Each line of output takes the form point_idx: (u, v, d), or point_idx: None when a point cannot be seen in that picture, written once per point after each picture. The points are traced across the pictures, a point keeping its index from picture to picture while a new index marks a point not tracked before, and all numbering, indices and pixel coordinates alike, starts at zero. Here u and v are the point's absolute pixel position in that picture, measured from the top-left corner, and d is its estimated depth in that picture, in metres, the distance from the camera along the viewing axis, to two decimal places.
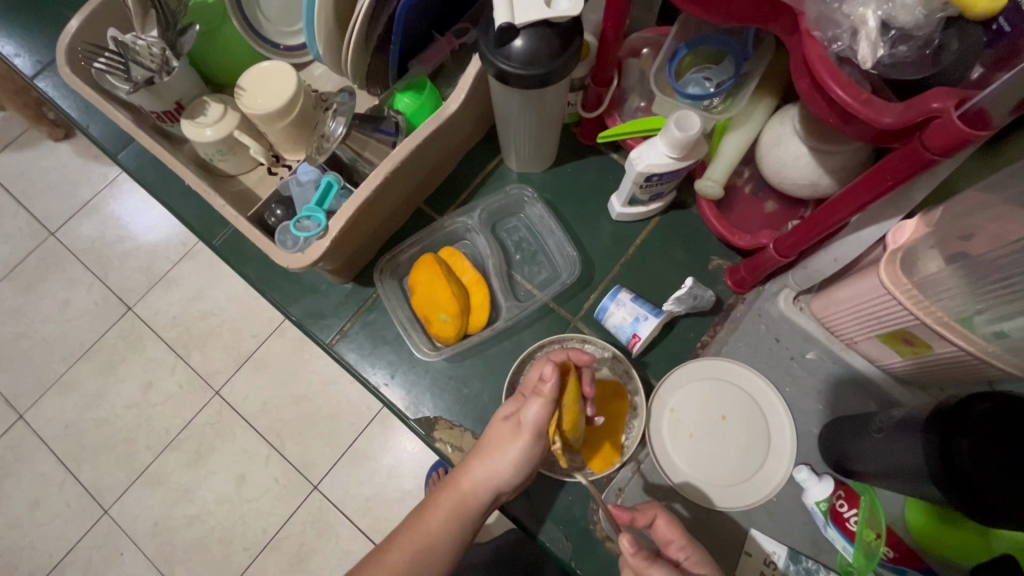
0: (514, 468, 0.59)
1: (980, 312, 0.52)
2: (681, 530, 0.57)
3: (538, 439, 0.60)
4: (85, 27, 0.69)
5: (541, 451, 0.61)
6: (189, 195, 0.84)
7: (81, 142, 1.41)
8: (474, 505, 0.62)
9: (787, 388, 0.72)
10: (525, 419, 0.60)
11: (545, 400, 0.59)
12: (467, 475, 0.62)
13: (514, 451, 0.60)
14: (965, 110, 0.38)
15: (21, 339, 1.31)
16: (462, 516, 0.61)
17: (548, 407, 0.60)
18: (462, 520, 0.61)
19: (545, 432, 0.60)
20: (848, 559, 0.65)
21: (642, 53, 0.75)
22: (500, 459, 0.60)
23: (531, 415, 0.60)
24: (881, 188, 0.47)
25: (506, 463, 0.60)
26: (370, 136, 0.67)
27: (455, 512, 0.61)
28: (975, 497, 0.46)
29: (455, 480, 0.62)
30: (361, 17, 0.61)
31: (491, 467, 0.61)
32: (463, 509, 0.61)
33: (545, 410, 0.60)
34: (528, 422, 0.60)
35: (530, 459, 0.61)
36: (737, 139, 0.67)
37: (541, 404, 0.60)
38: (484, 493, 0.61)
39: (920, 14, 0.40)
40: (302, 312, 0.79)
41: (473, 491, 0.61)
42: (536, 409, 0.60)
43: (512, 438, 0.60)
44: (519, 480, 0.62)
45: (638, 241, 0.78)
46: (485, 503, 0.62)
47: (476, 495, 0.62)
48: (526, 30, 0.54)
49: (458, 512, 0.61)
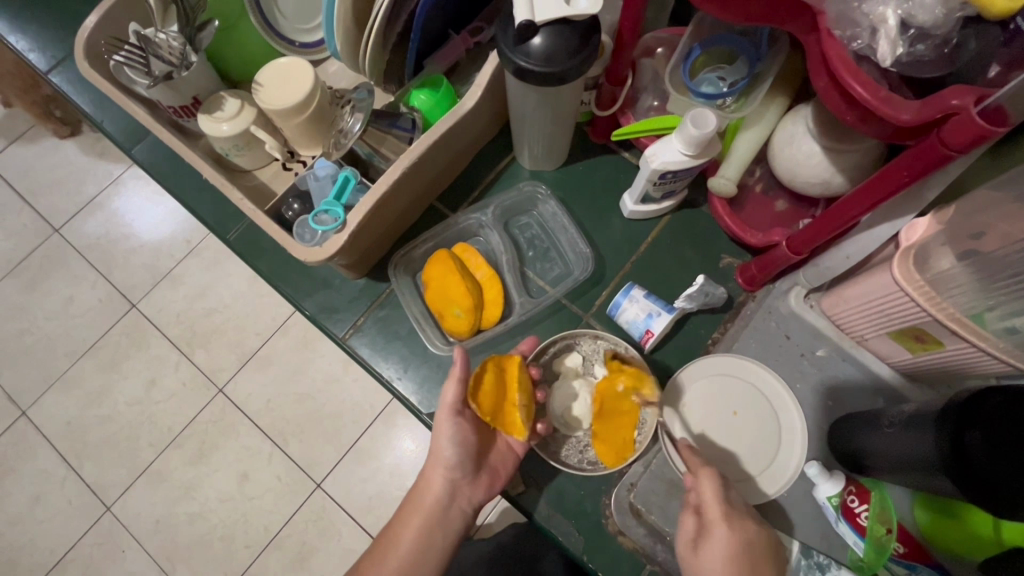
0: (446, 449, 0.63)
1: (991, 309, 0.53)
2: (721, 508, 0.58)
3: (463, 418, 0.65)
4: (104, 22, 0.69)
5: (473, 427, 0.65)
6: (202, 190, 0.84)
7: (87, 140, 1.42)
8: (435, 507, 0.64)
9: (797, 385, 0.73)
10: (445, 403, 0.64)
11: (454, 376, 0.63)
12: (425, 477, 0.66)
13: (444, 436, 0.64)
14: (982, 107, 0.39)
15: (24, 335, 1.31)
16: (427, 519, 0.63)
17: (460, 383, 0.63)
18: (427, 524, 0.63)
19: (462, 408, 0.64)
20: (860, 555, 0.64)
21: (655, 53, 0.76)
22: (439, 448, 0.64)
23: (448, 394, 0.64)
24: (897, 185, 0.48)
25: (444, 450, 0.64)
26: (387, 132, 0.69)
27: (421, 518, 0.63)
28: (989, 486, 0.46)
29: (418, 488, 0.66)
30: (381, 13, 0.61)
31: (436, 460, 0.65)
32: (428, 513, 0.64)
33: (459, 386, 0.63)
34: (446, 402, 0.64)
35: (466, 438, 0.64)
36: (749, 138, 0.68)
37: (456, 383, 0.63)
38: (441, 488, 0.64)
39: (938, 14, 0.41)
40: (316, 306, 0.79)
41: (432, 491, 0.64)
42: (451, 388, 0.64)
43: (440, 423, 0.64)
44: (467, 468, 0.65)
45: (649, 239, 0.79)
46: (445, 501, 0.64)
47: (433, 494, 0.64)
48: (546, 28, 0.55)
49: (423, 517, 0.63)
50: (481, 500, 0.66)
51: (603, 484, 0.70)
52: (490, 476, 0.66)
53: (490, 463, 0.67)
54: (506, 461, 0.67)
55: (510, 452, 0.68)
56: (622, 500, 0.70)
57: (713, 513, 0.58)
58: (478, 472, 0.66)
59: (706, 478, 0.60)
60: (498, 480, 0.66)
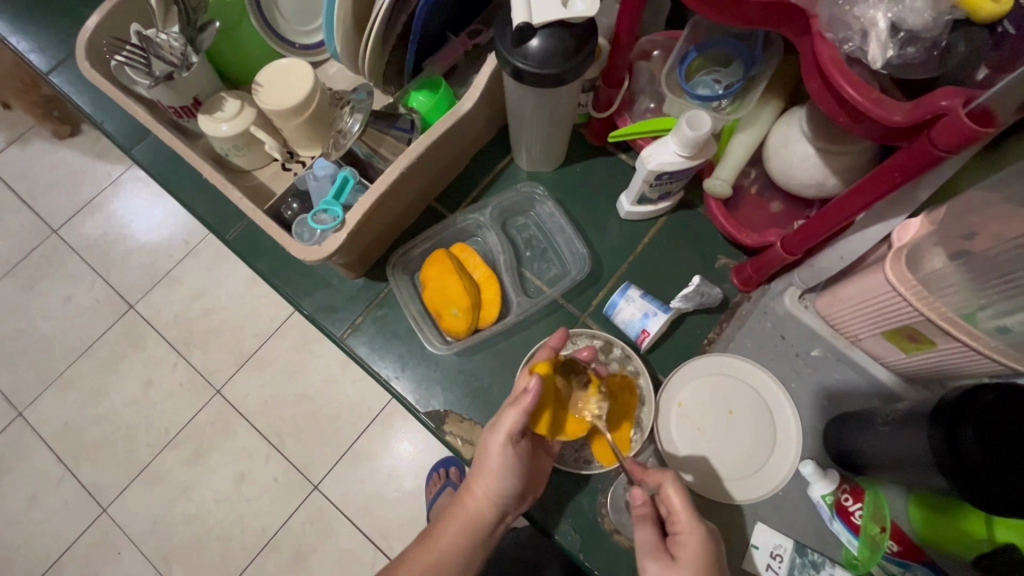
0: (500, 480, 0.60)
1: (983, 308, 0.54)
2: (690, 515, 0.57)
3: (519, 446, 0.61)
4: (106, 22, 0.70)
5: (525, 451, 0.62)
6: (202, 190, 0.85)
7: (85, 141, 1.42)
8: (479, 525, 0.63)
9: (792, 384, 0.74)
10: (502, 429, 0.60)
11: (522, 410, 0.59)
12: (468, 496, 0.63)
13: (497, 462, 0.61)
14: (971, 109, 0.39)
15: (21, 336, 1.31)
16: (470, 536, 0.63)
17: (523, 417, 0.59)
18: (470, 540, 0.63)
19: (519, 436, 0.61)
20: (853, 552, 0.66)
21: (652, 56, 0.77)
22: (490, 474, 0.61)
23: (511, 429, 0.60)
24: (888, 185, 0.49)
25: (496, 477, 0.61)
26: (386, 133, 0.71)
27: (463, 533, 0.62)
28: (981, 484, 0.47)
29: (458, 504, 0.63)
30: (382, 15, 0.62)
31: (485, 483, 0.62)
32: (471, 529, 0.63)
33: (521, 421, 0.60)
34: (502, 429, 0.60)
35: (519, 465, 0.62)
36: (743, 140, 0.68)
37: (519, 414, 0.60)
38: (488, 510, 0.63)
39: (928, 17, 0.42)
40: (314, 306, 0.80)
41: (478, 511, 0.63)
42: (513, 417, 0.60)
43: (491, 449, 0.61)
44: (518, 492, 0.63)
45: (646, 239, 0.80)
46: (490, 521, 0.63)
47: (479, 514, 0.63)
48: (543, 30, 0.56)
49: (465, 533, 0.63)
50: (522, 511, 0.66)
51: (599, 482, 0.71)
52: (532, 489, 0.67)
53: (531, 479, 0.66)
54: (544, 469, 0.68)
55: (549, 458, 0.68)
56: (618, 499, 0.70)
57: (684, 520, 0.57)
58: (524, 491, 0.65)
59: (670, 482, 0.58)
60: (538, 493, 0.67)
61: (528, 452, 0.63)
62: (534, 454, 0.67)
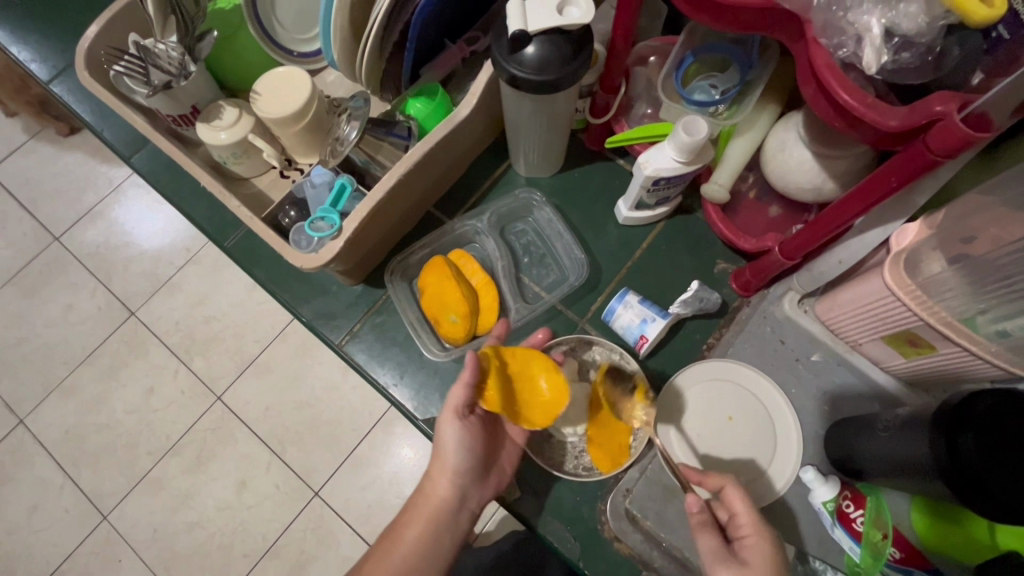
0: (453, 452, 0.62)
1: (982, 313, 0.53)
2: (750, 516, 0.57)
3: (468, 420, 0.64)
4: (105, 32, 0.70)
5: (477, 429, 0.65)
6: (202, 198, 0.85)
7: (87, 149, 1.43)
8: (442, 509, 0.63)
9: (792, 390, 0.73)
10: (449, 405, 0.63)
11: (463, 384, 0.61)
12: (428, 483, 0.64)
13: (450, 440, 0.63)
14: (967, 113, 0.39)
15: (23, 343, 1.31)
16: (435, 523, 0.62)
17: (468, 390, 0.61)
18: (435, 528, 0.62)
19: (466, 409, 0.63)
20: (856, 559, 0.65)
21: (648, 62, 0.77)
22: (445, 452, 0.63)
23: (457, 403, 0.62)
24: (887, 190, 0.49)
25: (451, 454, 0.63)
26: (383, 139, 0.70)
27: (428, 521, 0.62)
28: (981, 489, 0.47)
29: (421, 494, 0.64)
30: (377, 23, 0.62)
31: (442, 464, 0.64)
32: (435, 516, 0.62)
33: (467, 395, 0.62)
34: (450, 405, 0.63)
35: (471, 441, 0.64)
36: (741, 145, 0.68)
37: (461, 387, 0.61)
38: (450, 493, 0.63)
39: (921, 23, 0.41)
40: (313, 313, 0.80)
41: (440, 495, 0.63)
42: (455, 391, 0.62)
43: (443, 428, 0.64)
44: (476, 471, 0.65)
45: (645, 245, 0.80)
46: (453, 504, 0.63)
47: (441, 499, 0.63)
48: (538, 37, 0.56)
49: (430, 521, 0.62)
50: (488, 499, 0.66)
51: (599, 489, 0.71)
52: (496, 476, 0.68)
53: (491, 464, 0.67)
54: (511, 456, 0.69)
55: (513, 447, 0.69)
56: (618, 506, 0.70)
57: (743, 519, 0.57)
58: (485, 473, 0.66)
59: (732, 487, 0.59)
60: (503, 480, 0.68)
61: (481, 430, 0.66)
62: (496, 437, 0.69)
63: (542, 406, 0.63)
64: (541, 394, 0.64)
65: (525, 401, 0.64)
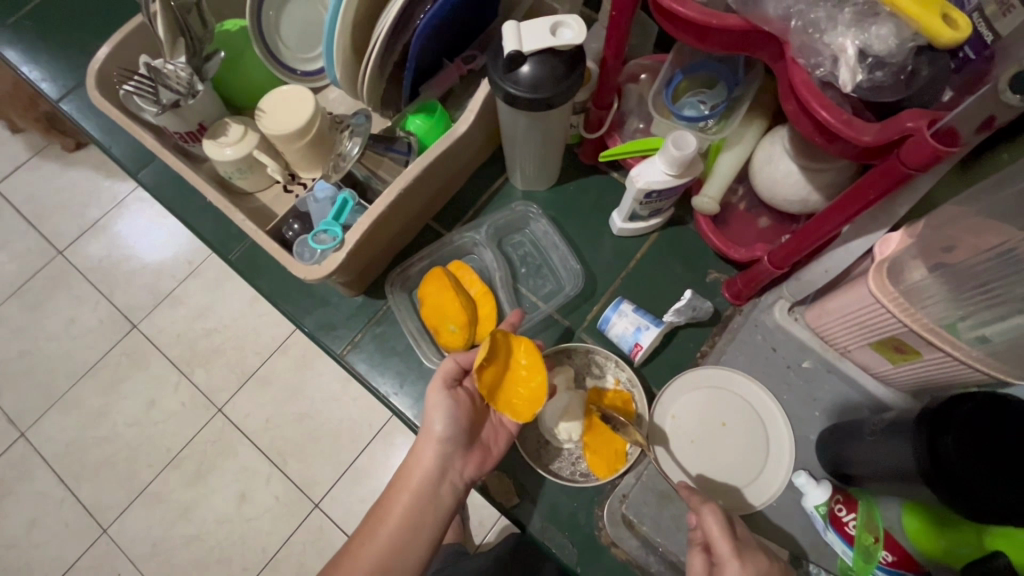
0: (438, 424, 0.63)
1: (963, 319, 0.55)
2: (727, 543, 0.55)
3: (455, 391, 0.65)
4: (115, 53, 0.73)
5: (463, 401, 0.66)
6: (207, 212, 0.87)
7: (91, 165, 1.45)
8: (426, 483, 0.63)
9: (784, 396, 0.75)
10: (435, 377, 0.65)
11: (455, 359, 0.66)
12: (413, 456, 0.64)
13: (435, 410, 0.64)
14: (936, 130, 0.42)
15: (25, 357, 1.33)
16: (419, 495, 0.62)
17: (456, 361, 0.66)
18: (419, 500, 0.62)
19: (452, 381, 0.65)
20: (848, 563, 0.67)
21: (640, 78, 0.80)
22: (431, 422, 0.64)
23: (445, 372, 0.65)
24: (866, 202, 0.51)
25: (437, 425, 0.64)
26: (384, 155, 0.73)
27: (412, 493, 0.62)
28: (966, 491, 0.48)
29: (405, 467, 0.64)
30: (379, 44, 0.65)
31: (428, 436, 0.64)
32: (419, 488, 0.62)
33: (453, 365, 0.65)
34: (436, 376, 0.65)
35: (457, 411, 0.65)
36: (729, 159, 0.71)
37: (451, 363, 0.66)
38: (435, 464, 0.63)
39: (892, 44, 0.44)
40: (314, 324, 0.82)
41: (424, 467, 0.63)
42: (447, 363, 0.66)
43: (429, 399, 0.65)
44: (462, 443, 0.65)
45: (639, 255, 0.82)
46: (438, 476, 0.63)
47: (425, 471, 0.63)
48: (533, 57, 0.58)
49: (414, 493, 0.62)
50: (473, 474, 0.66)
51: (596, 494, 0.72)
52: (482, 452, 0.68)
53: (478, 440, 0.67)
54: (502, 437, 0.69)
55: (502, 429, 0.69)
56: (614, 511, 0.71)
57: (723, 549, 0.55)
58: (470, 447, 0.66)
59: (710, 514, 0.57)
60: (490, 457, 0.68)
61: (471, 404, 0.66)
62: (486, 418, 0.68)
63: (524, 403, 0.63)
64: (525, 387, 0.64)
65: (514, 392, 0.64)
